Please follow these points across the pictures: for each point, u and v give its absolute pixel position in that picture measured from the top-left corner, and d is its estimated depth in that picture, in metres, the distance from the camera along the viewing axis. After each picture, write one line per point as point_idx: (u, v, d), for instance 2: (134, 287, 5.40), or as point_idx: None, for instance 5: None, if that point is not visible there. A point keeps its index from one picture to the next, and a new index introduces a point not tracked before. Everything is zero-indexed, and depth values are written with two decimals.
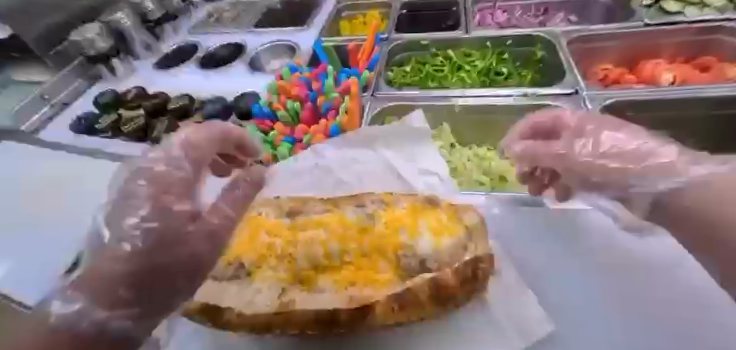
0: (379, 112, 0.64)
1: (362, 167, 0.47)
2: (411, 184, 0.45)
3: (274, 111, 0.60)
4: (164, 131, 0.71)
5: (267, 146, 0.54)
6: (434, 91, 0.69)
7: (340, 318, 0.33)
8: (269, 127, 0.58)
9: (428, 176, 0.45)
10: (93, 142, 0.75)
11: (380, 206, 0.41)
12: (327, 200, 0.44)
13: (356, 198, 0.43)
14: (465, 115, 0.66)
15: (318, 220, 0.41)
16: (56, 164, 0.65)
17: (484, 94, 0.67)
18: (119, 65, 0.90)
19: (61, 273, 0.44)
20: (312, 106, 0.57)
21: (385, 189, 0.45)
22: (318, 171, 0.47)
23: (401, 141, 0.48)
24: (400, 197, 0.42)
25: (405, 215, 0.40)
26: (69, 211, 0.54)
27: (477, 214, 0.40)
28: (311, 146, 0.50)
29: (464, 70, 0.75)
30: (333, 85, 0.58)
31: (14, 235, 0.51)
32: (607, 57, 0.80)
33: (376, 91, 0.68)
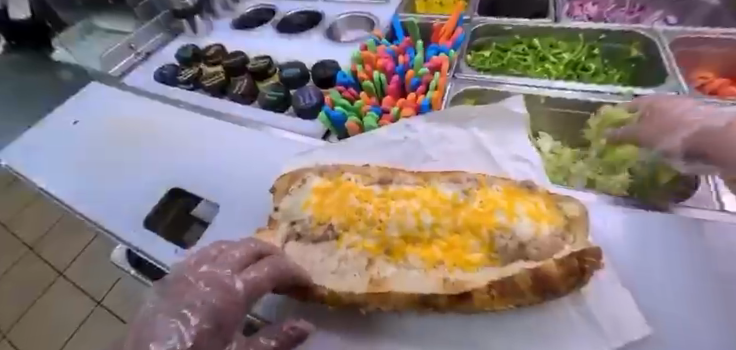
0: (460, 94, 0.63)
1: (452, 147, 0.47)
2: (504, 168, 0.44)
3: (358, 80, 0.60)
4: (244, 90, 0.73)
5: (352, 115, 0.54)
6: (518, 80, 0.66)
7: (438, 301, 0.34)
8: (352, 95, 0.58)
9: (522, 162, 0.44)
10: (175, 92, 0.79)
11: (475, 185, 0.41)
12: (417, 174, 0.45)
13: (448, 175, 0.43)
14: (550, 107, 0.64)
15: (408, 192, 0.42)
16: (156, 124, 0.72)
17: (573, 88, 0.64)
18: (201, 23, 0.93)
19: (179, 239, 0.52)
20: (400, 79, 0.57)
21: (477, 169, 0.45)
22: (407, 145, 0.48)
23: (494, 124, 0.47)
24: (494, 179, 0.42)
25: (501, 197, 0.39)
26: (175, 174, 0.62)
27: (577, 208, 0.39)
28: (401, 119, 0.50)
29: (550, 62, 0.71)
30: (422, 61, 0.58)
31: (133, 193, 0.61)
32: (708, 64, 0.73)
33: (458, 73, 0.67)
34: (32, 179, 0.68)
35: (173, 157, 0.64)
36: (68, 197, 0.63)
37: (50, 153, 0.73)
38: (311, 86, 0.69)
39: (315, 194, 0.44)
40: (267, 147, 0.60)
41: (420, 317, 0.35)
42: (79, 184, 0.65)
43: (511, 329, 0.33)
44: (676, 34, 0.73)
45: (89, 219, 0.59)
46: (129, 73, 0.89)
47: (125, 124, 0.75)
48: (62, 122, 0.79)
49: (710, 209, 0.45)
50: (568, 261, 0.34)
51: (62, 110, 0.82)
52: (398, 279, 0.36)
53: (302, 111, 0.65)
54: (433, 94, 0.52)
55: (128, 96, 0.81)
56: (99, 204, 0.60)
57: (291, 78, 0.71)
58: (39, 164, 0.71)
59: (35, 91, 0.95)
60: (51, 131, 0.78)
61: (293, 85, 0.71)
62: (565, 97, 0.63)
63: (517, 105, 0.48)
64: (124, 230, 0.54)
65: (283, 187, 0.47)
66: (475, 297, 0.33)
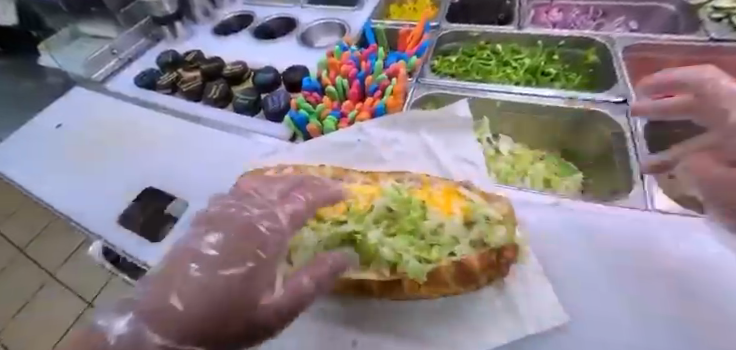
0: (420, 99, 0.67)
1: (402, 148, 0.50)
2: (448, 169, 0.47)
3: (322, 85, 0.63)
4: (218, 94, 0.76)
5: (314, 118, 0.57)
6: (478, 85, 0.70)
7: (373, 288, 0.36)
8: (315, 99, 0.61)
9: (464, 164, 0.48)
10: (153, 95, 0.82)
11: (417, 184, 0.44)
12: (366, 174, 0.47)
13: (395, 174, 0.46)
14: (506, 110, 0.67)
15: (359, 188, 0.45)
16: (133, 125, 0.75)
17: (529, 92, 0.67)
18: (181, 29, 0.97)
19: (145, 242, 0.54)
20: (360, 84, 0.60)
21: (423, 170, 0.48)
22: (360, 146, 0.51)
23: (443, 129, 0.50)
24: (436, 179, 0.45)
25: (439, 195, 0.43)
26: (148, 173, 0.65)
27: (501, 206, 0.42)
28: (356, 122, 0.53)
29: (511, 67, 0.75)
30: (381, 67, 0.61)
31: (108, 193, 0.63)
32: (663, 68, 0.77)
33: (420, 78, 0.70)
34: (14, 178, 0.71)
35: (148, 158, 0.67)
36: (46, 196, 0.66)
37: (33, 155, 0.75)
38: (282, 91, 0.72)
39: None
40: (238, 148, 0.63)
41: (358, 302, 0.38)
42: (56, 184, 0.68)
43: (437, 317, 0.36)
44: (631, 40, 0.76)
45: (68, 217, 0.61)
46: (111, 78, 0.92)
47: (105, 127, 0.78)
48: (46, 125, 0.82)
49: (641, 207, 0.48)
50: (488, 254, 0.37)
51: (45, 114, 0.84)
52: None
53: (272, 114, 0.68)
54: (388, 99, 0.56)
55: (110, 100, 0.84)
56: (74, 202, 0.63)
57: (263, 83, 0.74)
58: (22, 165, 0.73)
59: (18, 96, 0.97)
60: (35, 133, 0.80)
61: (265, 89, 0.74)
62: (521, 100, 0.66)
63: (462, 111, 0.51)
64: (99, 228, 0.58)
65: None
66: (404, 287, 0.36)
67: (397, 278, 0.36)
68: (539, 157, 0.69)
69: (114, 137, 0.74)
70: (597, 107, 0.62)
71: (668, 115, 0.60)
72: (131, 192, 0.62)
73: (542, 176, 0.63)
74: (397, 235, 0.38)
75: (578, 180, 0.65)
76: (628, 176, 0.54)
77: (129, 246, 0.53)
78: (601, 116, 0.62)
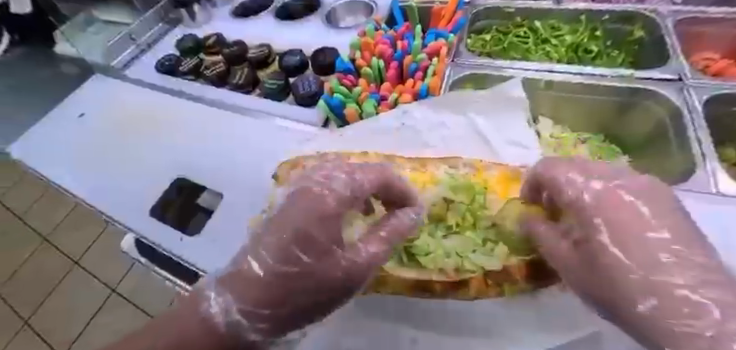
0: (458, 79, 0.63)
1: (450, 132, 0.47)
2: (500, 154, 0.44)
3: (356, 67, 0.60)
4: (245, 78, 0.73)
5: (351, 102, 0.55)
6: (517, 63, 0.66)
7: (435, 288, 0.35)
8: (350, 82, 0.58)
9: (517, 147, 0.45)
10: (176, 83, 0.80)
11: (471, 170, 0.41)
12: (413, 159, 0.45)
13: (445, 160, 0.44)
14: (548, 91, 0.64)
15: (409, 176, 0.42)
16: (157, 113, 0.74)
17: (573, 70, 0.63)
18: (199, 12, 0.93)
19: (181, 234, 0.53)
20: (398, 66, 0.57)
21: (472, 155, 0.45)
22: (405, 131, 0.48)
23: (494, 112, 0.47)
24: (490, 164, 0.42)
25: (496, 182, 0.40)
26: (177, 162, 0.63)
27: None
28: (398, 106, 0.51)
29: (551, 45, 0.71)
30: (420, 47, 0.58)
31: (138, 182, 0.62)
32: (714, 44, 0.72)
33: (456, 58, 0.67)
34: (41, 169, 0.70)
35: (175, 147, 0.65)
36: (74, 187, 0.65)
37: (59, 146, 0.74)
38: (311, 74, 0.69)
39: None
40: (269, 133, 0.61)
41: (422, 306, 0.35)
42: (84, 175, 0.67)
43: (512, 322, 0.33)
44: (683, 14, 0.70)
45: (100, 211, 0.60)
46: (132, 64, 0.90)
47: (129, 116, 0.76)
48: (69, 115, 0.80)
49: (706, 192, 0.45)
50: None
51: (68, 103, 0.83)
52: (399, 269, 0.36)
53: (302, 98, 0.65)
54: (431, 81, 0.53)
55: (131, 89, 0.82)
56: (102, 193, 0.62)
57: (291, 67, 0.71)
58: (49, 156, 0.72)
59: (39, 87, 0.97)
60: (59, 123, 0.79)
61: (292, 73, 0.72)
62: (569, 80, 0.62)
63: (509, 102, 0.48)
64: (131, 219, 0.57)
65: (285, 173, 0.48)
66: (471, 286, 0.34)
67: (463, 278, 0.34)
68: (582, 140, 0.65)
69: (140, 125, 0.73)
70: (649, 85, 0.59)
71: (727, 93, 0.56)
72: (159, 182, 0.61)
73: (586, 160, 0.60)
74: (456, 235, 0.37)
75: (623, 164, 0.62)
76: (687, 160, 0.51)
77: (166, 237, 0.53)
78: (653, 95, 0.58)
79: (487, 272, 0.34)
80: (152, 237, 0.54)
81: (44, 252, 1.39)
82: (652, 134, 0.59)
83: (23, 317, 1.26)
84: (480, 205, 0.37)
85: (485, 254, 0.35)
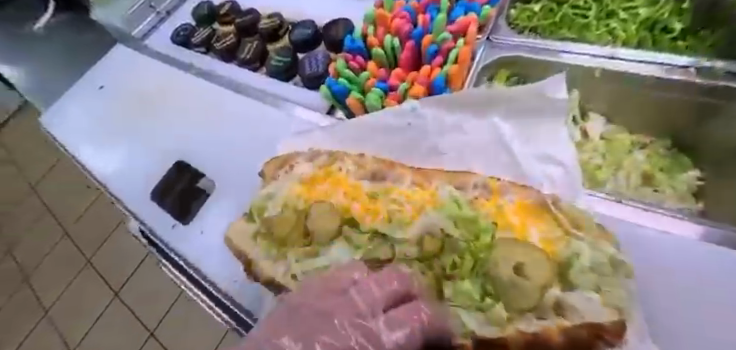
0: (490, 64, 0.53)
1: (465, 138, 0.39)
2: (524, 172, 0.36)
3: (367, 47, 0.51)
4: (253, 53, 0.67)
5: (355, 90, 0.47)
6: (567, 44, 0.54)
7: None
8: (358, 64, 0.50)
9: (549, 164, 0.35)
10: (187, 55, 0.76)
11: (484, 193, 0.34)
12: (415, 171, 0.38)
13: (453, 176, 0.36)
14: (603, 82, 0.52)
15: (407, 193, 0.36)
16: (167, 88, 0.71)
17: (640, 55, 0.50)
18: None
19: (178, 225, 0.52)
20: (414, 47, 0.47)
21: (489, 172, 0.36)
22: (412, 132, 0.40)
23: (524, 115, 0.38)
24: (508, 186, 0.34)
25: (513, 211, 0.32)
26: (181, 145, 0.61)
27: (589, 235, 0.30)
28: (408, 99, 0.42)
29: (618, 19, 0.57)
30: (443, 24, 0.48)
31: (146, 165, 0.62)
32: None
33: (492, 35, 0.56)
34: (65, 143, 0.72)
35: (180, 128, 0.63)
36: (92, 165, 0.66)
37: (80, 119, 0.75)
38: (322, 51, 0.61)
39: (302, 185, 0.40)
40: (270, 121, 0.56)
41: None
42: (100, 152, 0.68)
43: None
44: None
45: (111, 192, 0.61)
46: (151, 34, 0.87)
47: (142, 89, 0.74)
48: (89, 86, 0.80)
49: None
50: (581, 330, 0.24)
51: (88, 73, 0.82)
52: None
53: (309, 79, 0.58)
54: (451, 69, 0.44)
55: (144, 60, 0.79)
56: (113, 174, 0.63)
57: (300, 41, 0.64)
58: (71, 130, 0.74)
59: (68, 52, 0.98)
60: (80, 94, 0.79)
61: (302, 49, 0.64)
62: (636, 72, 0.49)
63: (546, 104, 0.37)
64: (137, 204, 0.57)
65: (271, 173, 0.43)
66: None
67: None
68: (638, 144, 0.55)
69: (151, 100, 0.71)
70: None
71: None
72: (163, 167, 0.60)
73: (638, 172, 0.51)
74: (442, 283, 0.29)
75: (689, 180, 0.51)
76: None
77: (164, 228, 0.53)
78: None
79: (477, 338, 0.26)
80: (152, 225, 0.54)
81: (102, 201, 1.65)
82: None
83: (87, 256, 1.58)
84: (486, 245, 0.29)
85: (476, 311, 0.27)
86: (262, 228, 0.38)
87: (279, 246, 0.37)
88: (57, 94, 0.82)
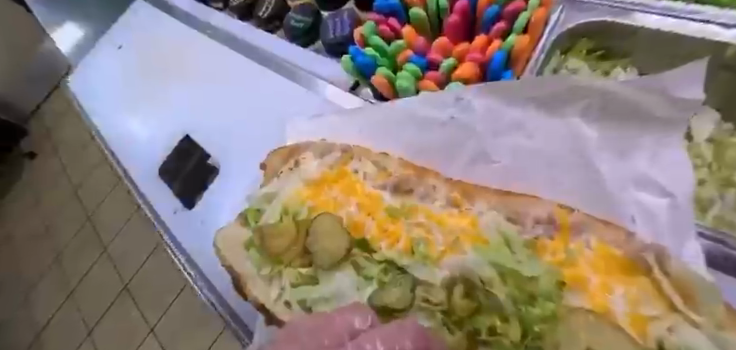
0: (558, 40, 0.43)
1: (525, 144, 0.28)
2: (611, 203, 0.25)
3: (406, 7, 0.40)
4: (272, 10, 0.57)
5: (385, 65, 0.37)
6: (683, 9, 0.39)
7: None
8: (391, 28, 0.39)
9: (652, 194, 0.24)
10: (203, 11, 0.67)
11: (547, 232, 0.25)
12: (451, 183, 0.29)
13: (503, 198, 0.27)
14: (726, 64, 0.38)
15: (437, 217, 0.28)
16: (183, 51, 0.64)
17: None
18: None
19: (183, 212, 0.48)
20: (467, 8, 0.35)
21: (555, 196, 0.27)
22: (452, 128, 0.30)
23: (617, 118, 0.27)
24: (583, 222, 0.24)
25: (587, 262, 0.23)
26: (193, 119, 0.55)
27: (710, 318, 0.17)
28: (452, 83, 0.32)
29: None
30: None
31: (157, 138, 0.57)
32: None
33: None
34: (85, 107, 0.70)
35: (193, 100, 0.57)
36: (108, 134, 0.63)
37: (101, 82, 0.71)
38: (348, 9, 0.50)
39: (308, 186, 0.32)
40: (286, 99, 0.48)
41: None
42: (116, 120, 0.64)
43: None
44: None
45: (123, 166, 0.58)
46: None
47: (158, 51, 0.68)
48: (108, 44, 0.75)
49: None
50: None
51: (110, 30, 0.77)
52: None
53: (331, 46, 0.48)
54: (516, 43, 0.32)
55: (162, 16, 0.72)
56: (126, 146, 0.59)
57: None
58: (91, 94, 0.71)
59: None
60: (102, 54, 0.75)
61: (328, 7, 0.53)
62: None
63: (660, 109, 0.25)
64: (146, 182, 0.54)
65: (275, 167, 0.36)
66: None
67: None
68: None
69: (167, 65, 0.65)
70: None
71: None
72: (173, 142, 0.55)
73: None
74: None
75: None
76: None
77: (169, 212, 0.49)
78: None
79: None
80: (158, 208, 0.50)
81: None
82: None
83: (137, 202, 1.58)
84: (545, 314, 0.20)
85: None
86: (255, 238, 0.31)
87: (273, 261, 0.30)
88: (79, 52, 0.79)
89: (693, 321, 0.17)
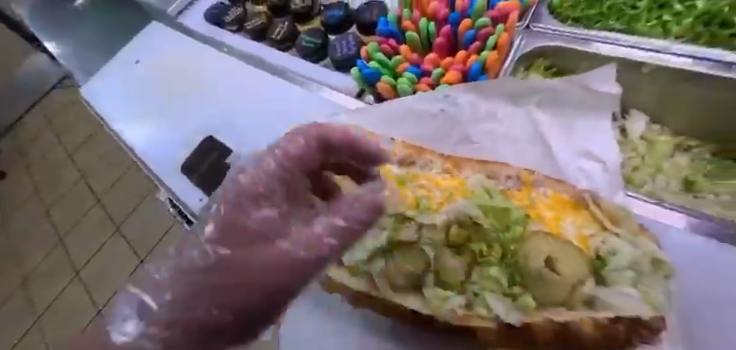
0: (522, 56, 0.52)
1: (498, 128, 0.38)
2: (560, 167, 0.35)
3: (401, 30, 0.50)
4: (284, 34, 0.67)
5: (387, 74, 0.47)
6: (613, 38, 0.51)
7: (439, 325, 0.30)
8: (391, 47, 0.49)
9: (587, 159, 0.34)
10: (219, 34, 0.77)
11: (515, 186, 0.33)
12: (445, 158, 0.37)
13: (484, 165, 0.36)
14: (648, 80, 0.49)
15: (434, 180, 0.35)
16: (199, 65, 0.72)
17: (693, 51, 0.47)
18: None
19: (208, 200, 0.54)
20: (451, 32, 0.46)
21: (522, 164, 0.35)
22: (442, 119, 0.39)
23: (563, 108, 0.37)
24: (543, 179, 0.33)
25: (545, 204, 0.31)
26: (212, 122, 0.62)
27: (627, 230, 0.29)
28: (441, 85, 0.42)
29: (671, 13, 0.53)
30: (483, 8, 0.46)
31: (176, 138, 0.63)
32: None
33: (532, 23, 0.55)
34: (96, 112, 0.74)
35: (210, 105, 0.64)
36: (123, 136, 0.68)
37: (111, 90, 0.76)
38: (352, 33, 0.61)
39: None
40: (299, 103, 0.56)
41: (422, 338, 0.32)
42: (130, 123, 0.69)
43: None
44: None
45: (143, 164, 0.63)
46: (185, 11, 0.88)
47: (173, 64, 0.75)
48: (120, 57, 0.81)
49: None
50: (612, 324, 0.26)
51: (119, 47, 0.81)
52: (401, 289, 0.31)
53: (338, 62, 0.58)
54: (488, 56, 0.42)
55: (177, 35, 0.80)
56: (144, 146, 0.64)
57: (331, 22, 0.63)
58: (102, 100, 0.75)
59: None
60: (113, 65, 0.80)
61: (333, 31, 0.64)
62: (682, 66, 0.46)
63: (589, 101, 0.36)
64: (167, 176, 0.59)
65: None
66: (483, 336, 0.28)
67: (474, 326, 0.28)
68: (682, 147, 0.51)
69: (182, 76, 0.72)
70: None
71: None
72: (193, 142, 0.61)
73: (679, 176, 0.47)
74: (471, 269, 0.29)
75: None
76: None
77: (194, 201, 0.55)
78: None
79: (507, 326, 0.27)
80: (183, 198, 0.56)
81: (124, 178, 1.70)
82: None
83: (115, 221, 1.63)
84: (516, 237, 0.28)
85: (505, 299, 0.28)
86: None
87: None
88: (85, 63, 0.82)
89: (617, 234, 0.29)
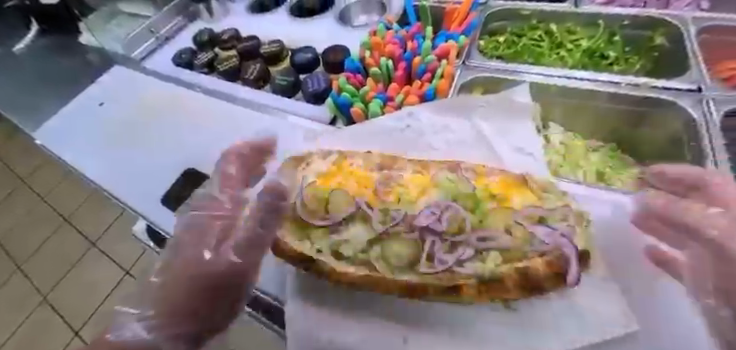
0: (469, 81, 0.63)
1: (454, 136, 0.48)
2: (502, 158, 0.45)
3: (365, 67, 0.60)
4: (258, 74, 0.74)
5: (357, 101, 0.55)
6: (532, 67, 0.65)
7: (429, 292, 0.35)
8: (358, 81, 0.59)
9: (523, 155, 0.46)
10: (190, 75, 0.81)
11: (472, 175, 0.43)
12: (415, 163, 0.46)
13: (447, 163, 0.45)
14: (561, 96, 0.62)
15: (409, 179, 0.43)
16: (172, 103, 0.75)
17: (588, 76, 0.62)
18: (216, 6, 0.95)
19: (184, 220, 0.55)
20: (407, 67, 0.57)
21: (476, 159, 0.46)
22: (408, 132, 0.49)
23: (496, 115, 0.49)
24: (492, 170, 0.44)
25: (496, 186, 0.41)
26: (187, 153, 0.65)
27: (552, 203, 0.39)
28: (405, 107, 0.51)
29: (566, 49, 0.70)
30: (430, 48, 0.59)
31: (150, 171, 0.64)
32: None
33: (468, 59, 0.66)
34: (59, 156, 0.72)
35: (185, 138, 0.67)
36: (92, 175, 0.67)
37: (77, 134, 0.76)
38: (321, 72, 0.70)
39: (319, 178, 0.46)
40: (277, 127, 0.62)
41: (411, 311, 0.36)
42: (98, 163, 0.69)
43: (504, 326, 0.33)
44: (705, 21, 0.66)
45: (114, 197, 0.62)
46: (149, 57, 0.91)
47: (143, 105, 0.77)
48: (86, 103, 0.82)
49: None
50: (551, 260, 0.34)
51: (87, 94, 0.83)
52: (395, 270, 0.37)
53: (312, 96, 0.66)
54: (438, 82, 0.54)
55: (145, 79, 0.83)
56: (113, 182, 0.64)
57: (302, 63, 0.72)
58: (66, 144, 0.74)
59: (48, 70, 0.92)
60: (80, 109, 0.80)
61: (302, 70, 0.73)
62: (580, 87, 0.61)
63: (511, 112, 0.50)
64: (141, 206, 0.59)
65: (291, 168, 0.48)
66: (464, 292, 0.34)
67: (458, 283, 0.35)
68: (591, 149, 0.62)
69: (154, 115, 0.74)
70: (662, 95, 0.57)
71: None
72: (170, 171, 0.63)
73: (596, 168, 0.57)
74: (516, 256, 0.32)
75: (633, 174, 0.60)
76: None
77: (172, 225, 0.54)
78: (664, 103, 0.56)
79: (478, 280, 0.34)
80: (155, 221, 0.56)
81: (61, 233, 1.38)
82: (667, 148, 0.58)
83: (17, 263, 1.34)
84: (482, 213, 0.38)
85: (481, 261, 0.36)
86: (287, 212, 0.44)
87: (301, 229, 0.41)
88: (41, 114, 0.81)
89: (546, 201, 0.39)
